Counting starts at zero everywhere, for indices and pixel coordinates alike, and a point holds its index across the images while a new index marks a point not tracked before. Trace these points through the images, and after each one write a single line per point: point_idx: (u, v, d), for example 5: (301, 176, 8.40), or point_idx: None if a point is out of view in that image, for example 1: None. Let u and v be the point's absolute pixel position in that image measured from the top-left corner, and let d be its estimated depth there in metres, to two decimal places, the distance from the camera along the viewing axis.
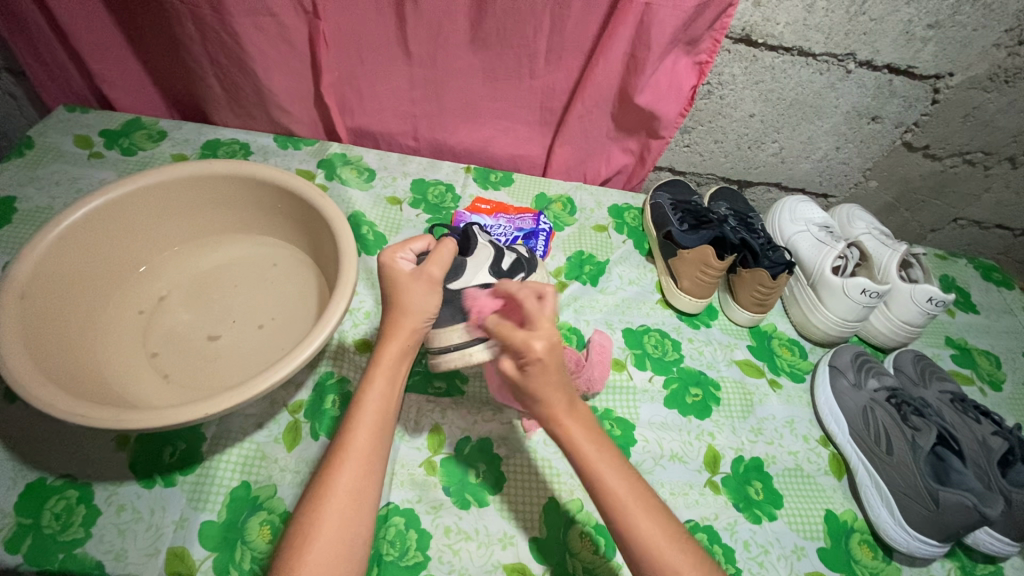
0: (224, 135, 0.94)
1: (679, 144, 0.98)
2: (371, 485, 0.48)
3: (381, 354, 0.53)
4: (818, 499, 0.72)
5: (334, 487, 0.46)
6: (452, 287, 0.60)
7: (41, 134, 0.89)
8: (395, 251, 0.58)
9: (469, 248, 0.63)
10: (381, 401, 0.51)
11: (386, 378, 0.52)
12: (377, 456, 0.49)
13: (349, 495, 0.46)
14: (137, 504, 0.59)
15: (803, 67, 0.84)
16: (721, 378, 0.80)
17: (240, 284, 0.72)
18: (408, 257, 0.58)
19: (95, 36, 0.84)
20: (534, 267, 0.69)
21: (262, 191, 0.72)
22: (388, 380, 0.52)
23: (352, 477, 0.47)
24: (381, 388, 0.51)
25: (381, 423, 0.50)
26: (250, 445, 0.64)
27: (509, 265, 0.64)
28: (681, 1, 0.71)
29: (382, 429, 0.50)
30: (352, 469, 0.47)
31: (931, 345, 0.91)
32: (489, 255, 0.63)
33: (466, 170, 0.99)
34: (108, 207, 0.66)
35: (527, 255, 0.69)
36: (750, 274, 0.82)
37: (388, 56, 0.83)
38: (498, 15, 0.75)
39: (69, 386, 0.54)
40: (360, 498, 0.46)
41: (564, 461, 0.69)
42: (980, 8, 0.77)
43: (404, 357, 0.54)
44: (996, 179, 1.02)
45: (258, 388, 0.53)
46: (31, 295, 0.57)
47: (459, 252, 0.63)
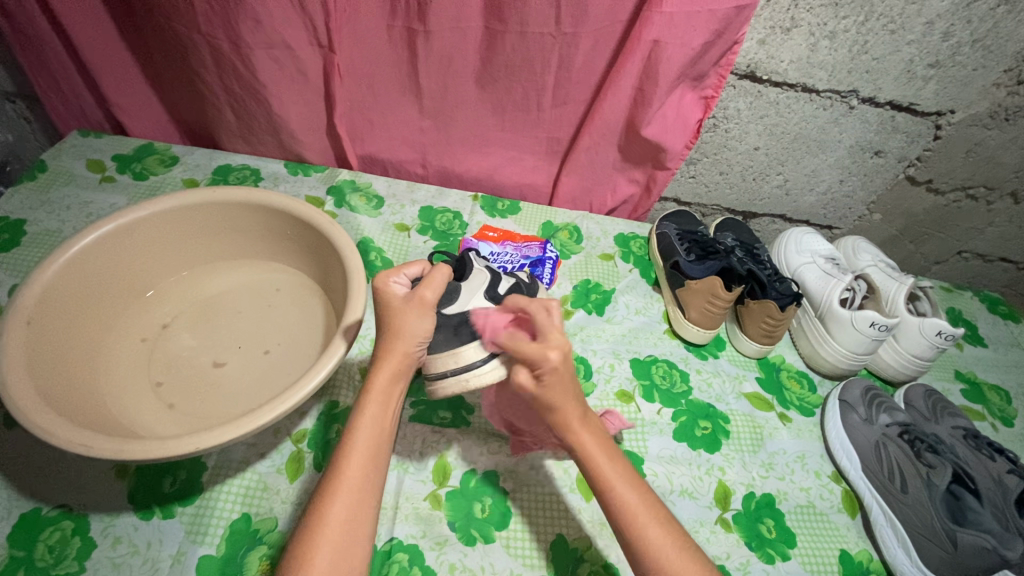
0: (235, 161, 0.95)
1: (685, 176, 1.00)
2: (364, 514, 0.47)
3: (371, 382, 0.52)
4: (831, 539, 0.70)
5: (325, 516, 0.46)
6: (446, 312, 0.57)
7: (53, 158, 0.90)
8: (389, 275, 0.55)
9: (463, 274, 0.61)
10: (375, 428, 0.50)
11: (380, 405, 0.51)
12: (370, 484, 0.48)
13: (342, 523, 0.46)
14: (134, 537, 0.57)
15: (807, 103, 0.86)
16: (730, 412, 0.79)
17: (246, 310, 0.71)
18: (402, 281, 0.56)
19: (112, 64, 0.85)
20: (535, 292, 0.67)
21: (272, 218, 0.73)
22: (380, 406, 0.51)
23: (343, 506, 0.46)
24: (374, 415, 0.50)
25: (375, 449, 0.50)
26: (251, 476, 0.63)
27: (506, 291, 0.61)
28: (687, 39, 0.72)
29: (376, 456, 0.49)
30: (345, 498, 0.46)
31: (941, 380, 0.91)
32: (483, 280, 0.60)
33: (474, 197, 0.99)
34: (118, 233, 0.66)
35: (527, 280, 0.68)
36: (759, 305, 0.81)
37: (400, 88, 0.84)
38: (509, 50, 0.77)
39: (71, 415, 0.54)
40: (352, 526, 0.46)
41: (572, 496, 0.68)
42: (980, 49, 0.79)
43: (397, 382, 0.52)
44: (999, 214, 1.03)
45: (264, 419, 0.52)
46: (36, 322, 0.57)
47: (454, 277, 0.62)
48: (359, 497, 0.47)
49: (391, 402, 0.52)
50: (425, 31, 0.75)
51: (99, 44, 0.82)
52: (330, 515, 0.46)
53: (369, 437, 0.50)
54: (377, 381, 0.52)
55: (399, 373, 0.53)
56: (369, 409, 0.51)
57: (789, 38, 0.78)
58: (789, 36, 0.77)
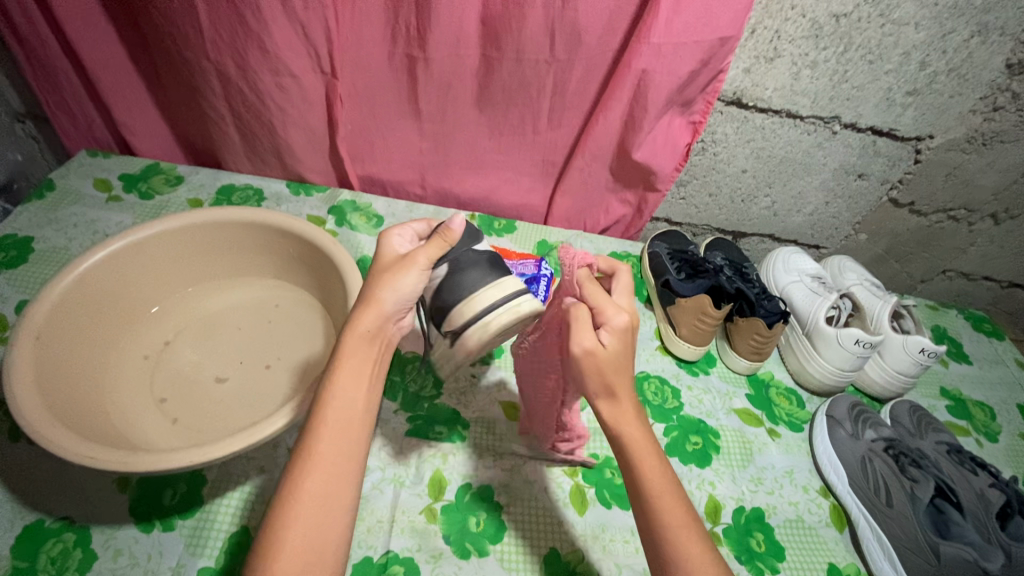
0: (239, 181, 0.98)
1: (675, 197, 1.03)
2: (341, 489, 0.46)
3: (342, 352, 0.50)
4: (819, 552, 0.71)
5: (299, 491, 0.45)
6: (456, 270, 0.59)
7: (62, 177, 0.92)
8: (392, 229, 0.57)
9: None
10: (349, 402, 0.49)
11: (354, 377, 0.50)
12: (346, 453, 0.47)
13: (316, 497, 0.45)
14: (134, 549, 0.58)
15: (792, 128, 0.90)
16: (720, 427, 0.81)
17: (248, 325, 0.73)
18: (403, 240, 0.57)
19: (122, 88, 0.88)
20: None
21: (274, 237, 0.75)
22: (354, 378, 0.50)
23: (318, 481, 0.45)
24: (348, 388, 0.49)
25: (350, 423, 0.48)
26: (250, 489, 0.64)
27: None
28: (675, 69, 0.76)
29: (351, 430, 0.48)
30: (319, 471, 0.46)
31: (927, 396, 0.93)
32: None
33: (471, 217, 1.02)
34: (125, 250, 0.68)
35: None
36: (747, 322, 0.84)
37: (400, 112, 0.88)
38: (505, 77, 0.80)
39: (78, 429, 0.55)
40: (329, 501, 0.45)
41: (566, 510, 0.69)
42: (955, 78, 0.82)
43: (372, 342, 0.51)
44: (980, 234, 1.06)
45: (265, 433, 0.54)
46: (45, 337, 0.59)
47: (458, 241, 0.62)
48: (336, 470, 0.46)
49: (366, 373, 0.50)
50: (424, 58, 0.79)
51: (110, 69, 0.86)
52: (306, 490, 0.45)
53: (345, 410, 0.48)
54: (351, 354, 0.50)
55: (377, 343, 0.52)
56: (342, 382, 0.49)
57: (773, 67, 0.81)
58: (773, 65, 0.81)
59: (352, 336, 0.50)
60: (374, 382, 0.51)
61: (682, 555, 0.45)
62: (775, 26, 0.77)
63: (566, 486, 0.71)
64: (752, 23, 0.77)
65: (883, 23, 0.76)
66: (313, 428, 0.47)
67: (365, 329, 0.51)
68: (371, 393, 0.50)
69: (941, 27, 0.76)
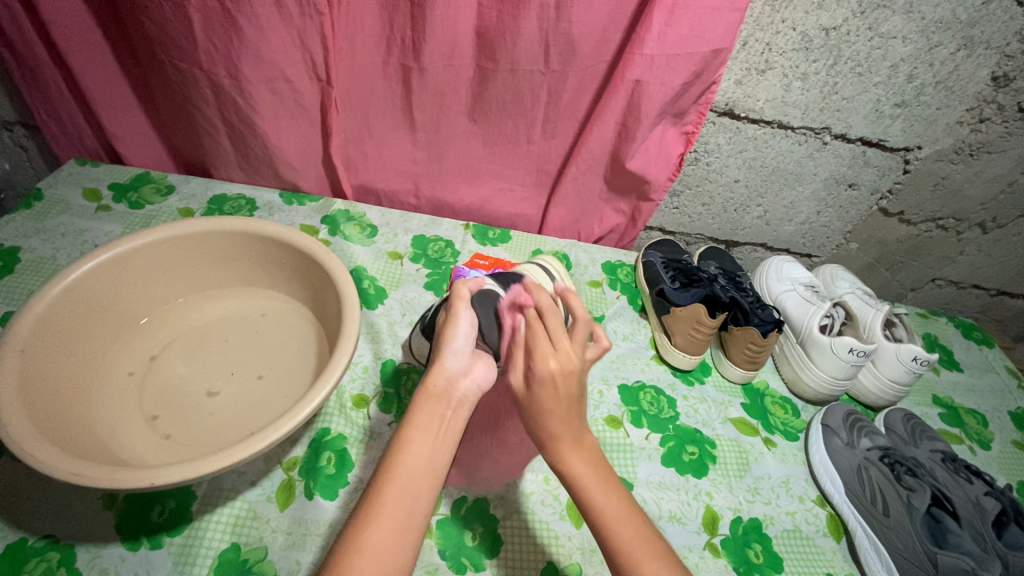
0: (231, 190, 0.97)
1: (669, 207, 1.03)
2: (400, 547, 0.42)
3: (413, 410, 0.48)
4: (818, 563, 0.71)
5: (360, 544, 0.41)
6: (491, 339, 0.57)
7: (50, 187, 0.91)
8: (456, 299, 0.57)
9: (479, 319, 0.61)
10: (421, 455, 0.46)
11: (426, 432, 0.47)
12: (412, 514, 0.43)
13: (379, 553, 0.41)
14: (121, 568, 0.57)
15: (783, 139, 0.91)
16: (717, 437, 0.81)
17: (239, 337, 0.72)
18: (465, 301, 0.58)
19: (113, 97, 0.87)
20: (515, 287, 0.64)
21: (266, 247, 0.74)
22: (425, 434, 0.47)
23: (383, 535, 0.42)
24: (421, 443, 0.46)
25: (420, 481, 0.45)
26: (241, 505, 0.63)
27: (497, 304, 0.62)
28: (669, 80, 0.76)
29: (420, 487, 0.45)
30: (385, 526, 0.42)
31: (919, 404, 0.93)
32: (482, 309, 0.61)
33: (465, 227, 1.02)
34: (114, 261, 0.67)
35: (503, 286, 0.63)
36: (741, 331, 0.84)
37: (394, 121, 0.88)
38: (500, 86, 0.81)
39: (64, 443, 0.54)
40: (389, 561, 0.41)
41: (563, 523, 0.68)
42: (942, 90, 0.84)
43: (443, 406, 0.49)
44: (968, 243, 1.07)
45: (257, 447, 0.53)
46: (31, 350, 0.57)
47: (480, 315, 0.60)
48: (400, 528, 0.42)
49: (436, 429, 0.47)
50: (419, 68, 0.79)
51: (101, 77, 0.85)
52: (367, 543, 0.41)
53: (417, 464, 0.45)
54: (421, 409, 0.49)
55: (447, 401, 0.50)
56: (413, 436, 0.47)
57: (764, 79, 0.82)
58: (764, 77, 0.82)
59: (425, 393, 0.49)
60: (448, 443, 0.48)
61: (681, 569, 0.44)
62: (766, 39, 0.78)
63: (563, 499, 0.70)
64: (744, 35, 0.78)
65: (872, 37, 0.77)
66: (381, 480, 0.44)
67: (435, 387, 0.50)
68: (442, 450, 0.47)
69: (928, 40, 0.77)
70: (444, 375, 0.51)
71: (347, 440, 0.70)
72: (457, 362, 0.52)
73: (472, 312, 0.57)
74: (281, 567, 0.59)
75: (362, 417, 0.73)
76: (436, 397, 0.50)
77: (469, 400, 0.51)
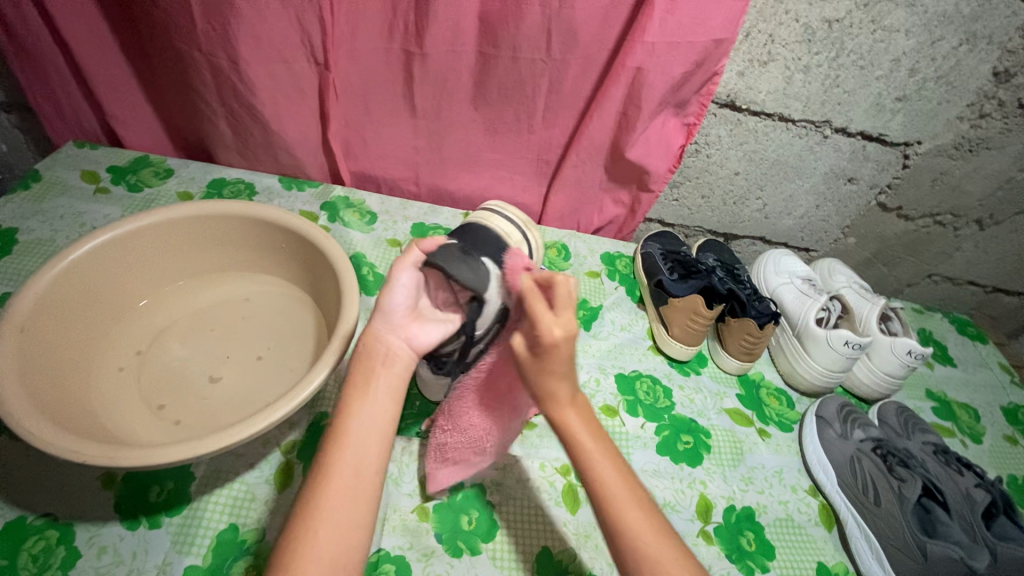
0: (230, 175, 0.96)
1: (668, 198, 1.03)
2: (356, 508, 0.45)
3: (353, 376, 0.51)
4: (808, 551, 0.72)
5: (317, 505, 0.44)
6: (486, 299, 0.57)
7: (48, 169, 0.91)
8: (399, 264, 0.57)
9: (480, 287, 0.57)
10: (367, 419, 0.49)
11: (367, 397, 0.50)
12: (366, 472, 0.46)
13: (338, 516, 0.44)
14: (119, 547, 0.57)
15: (784, 132, 0.91)
16: (711, 427, 0.82)
17: (240, 319, 0.73)
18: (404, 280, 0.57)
19: (112, 79, 0.87)
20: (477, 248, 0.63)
21: (266, 230, 0.74)
22: (368, 397, 0.50)
23: (339, 498, 0.45)
24: (363, 407, 0.49)
25: (368, 439, 0.48)
26: (239, 486, 0.63)
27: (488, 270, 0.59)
28: (670, 69, 0.76)
29: (368, 449, 0.48)
30: (339, 490, 0.45)
31: (913, 398, 0.94)
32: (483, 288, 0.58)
33: (465, 216, 1.02)
34: (114, 243, 0.67)
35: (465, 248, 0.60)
36: (738, 323, 0.84)
37: (395, 108, 0.87)
38: (501, 74, 0.80)
39: (63, 423, 0.54)
40: (350, 520, 0.44)
41: (558, 508, 0.69)
42: (943, 85, 0.84)
43: (381, 373, 0.52)
44: (965, 239, 1.08)
45: (257, 426, 0.53)
46: (30, 329, 0.57)
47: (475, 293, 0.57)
48: (354, 488, 0.45)
49: (377, 392, 0.51)
50: (421, 54, 0.78)
51: (102, 60, 0.84)
52: (326, 506, 0.44)
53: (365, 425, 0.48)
54: (361, 374, 0.52)
55: (380, 358, 0.53)
56: (356, 402, 0.50)
57: (767, 71, 0.82)
58: (766, 69, 0.82)
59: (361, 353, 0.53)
60: (390, 403, 0.51)
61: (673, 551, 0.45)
62: (769, 30, 0.78)
63: (559, 486, 0.71)
64: (747, 26, 0.77)
65: (875, 30, 0.77)
66: (330, 446, 0.47)
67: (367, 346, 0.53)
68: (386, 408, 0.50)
69: (931, 34, 0.77)
70: (376, 335, 0.54)
71: None
72: (387, 322, 0.55)
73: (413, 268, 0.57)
74: (278, 547, 0.59)
75: None
76: (374, 359, 0.53)
77: (405, 357, 0.54)
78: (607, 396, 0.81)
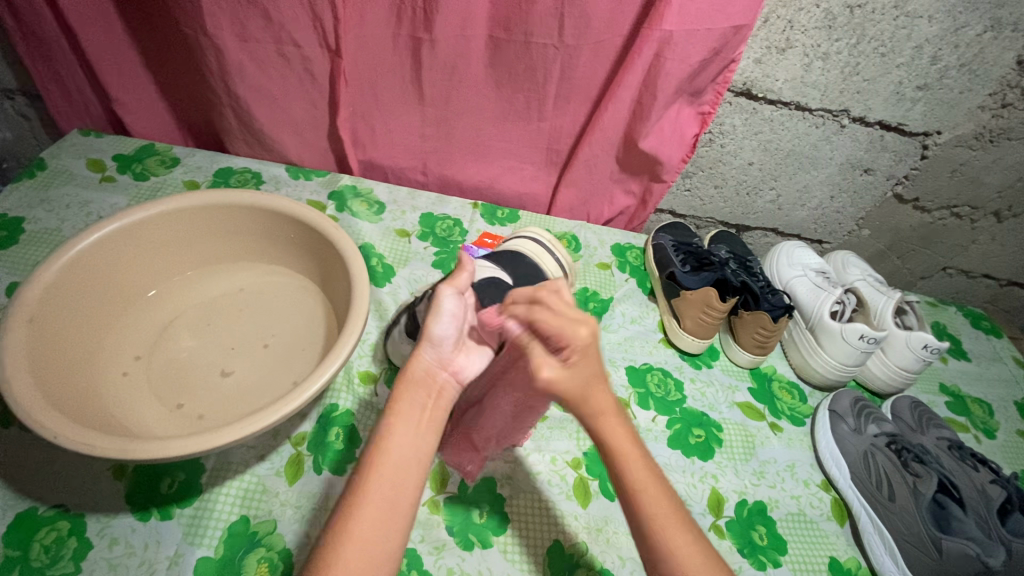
0: (237, 164, 0.95)
1: (680, 189, 1.02)
2: (389, 530, 0.44)
3: (398, 397, 0.51)
4: (821, 547, 0.71)
5: (347, 532, 0.43)
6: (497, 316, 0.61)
7: (53, 157, 0.90)
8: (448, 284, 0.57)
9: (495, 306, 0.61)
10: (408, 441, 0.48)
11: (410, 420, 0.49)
12: (396, 504, 0.45)
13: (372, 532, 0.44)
14: (131, 538, 0.57)
15: (800, 121, 0.89)
16: (723, 420, 0.81)
17: (248, 310, 0.72)
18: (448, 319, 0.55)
19: (117, 65, 0.85)
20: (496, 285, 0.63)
21: (273, 220, 0.73)
22: (409, 423, 0.49)
23: (370, 527, 0.44)
24: (403, 433, 0.48)
25: (404, 468, 0.47)
26: (250, 478, 0.63)
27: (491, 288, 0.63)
28: (687, 56, 0.74)
29: (406, 472, 0.47)
30: (372, 512, 0.44)
31: (927, 393, 0.93)
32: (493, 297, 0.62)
33: (473, 205, 1.00)
34: (120, 234, 0.66)
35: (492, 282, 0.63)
36: (752, 316, 0.83)
37: (403, 96, 0.86)
38: (512, 61, 0.79)
39: (76, 415, 0.54)
40: (377, 546, 0.43)
41: (569, 502, 0.68)
42: (966, 73, 0.82)
43: (419, 403, 0.51)
44: (982, 232, 1.06)
45: (267, 420, 0.52)
46: (39, 321, 0.57)
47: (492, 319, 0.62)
48: (385, 513, 0.44)
49: (420, 419, 0.50)
50: (431, 40, 0.77)
51: (107, 46, 0.83)
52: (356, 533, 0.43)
53: (402, 452, 0.47)
54: (405, 398, 0.51)
55: (429, 389, 0.52)
56: (393, 429, 0.48)
57: (785, 58, 0.80)
58: (785, 56, 0.80)
59: (406, 383, 0.52)
60: (432, 432, 0.50)
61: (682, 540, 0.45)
62: (788, 15, 0.75)
63: (570, 480, 0.70)
64: (765, 11, 0.75)
65: (897, 16, 0.75)
66: (363, 470, 0.46)
67: (415, 375, 0.52)
68: (423, 440, 0.49)
69: (955, 20, 0.75)
70: (423, 365, 0.53)
71: (355, 416, 0.70)
72: (436, 353, 0.54)
73: (458, 296, 0.56)
74: (290, 540, 0.59)
75: (368, 393, 0.73)
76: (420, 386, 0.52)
77: (448, 391, 0.53)
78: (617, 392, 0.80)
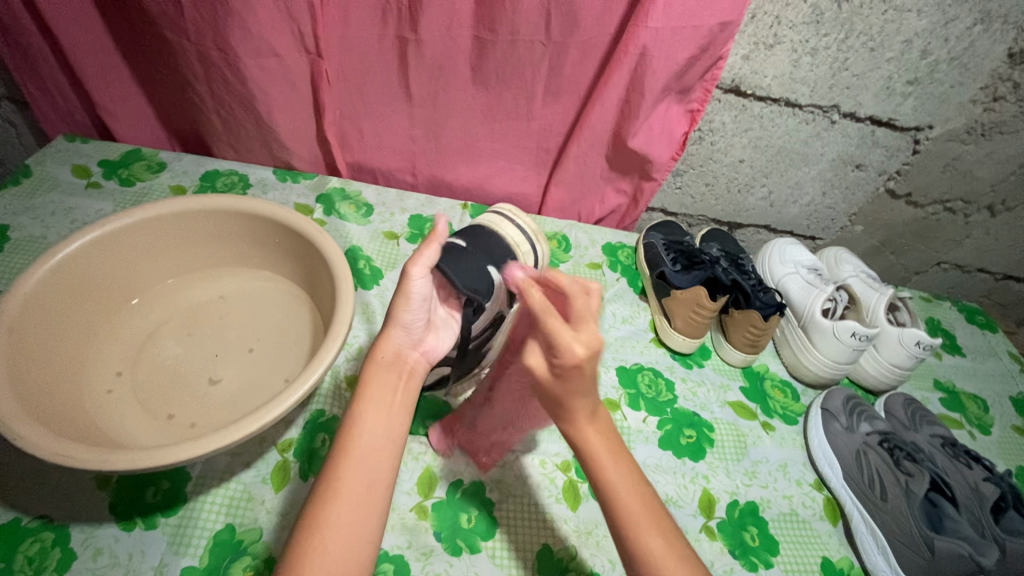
0: (224, 168, 0.95)
1: (671, 187, 1.01)
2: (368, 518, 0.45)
3: (369, 376, 0.51)
4: (813, 547, 0.71)
5: (325, 518, 0.44)
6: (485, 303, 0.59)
7: (38, 163, 0.89)
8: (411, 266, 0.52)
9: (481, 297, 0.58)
10: (381, 429, 0.49)
11: (382, 406, 0.50)
12: (374, 488, 0.46)
13: (347, 529, 0.43)
14: (115, 548, 0.57)
15: (791, 117, 0.88)
16: (715, 420, 0.80)
17: (232, 316, 0.71)
18: (416, 310, 0.54)
19: (101, 71, 0.85)
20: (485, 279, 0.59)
21: (256, 224, 0.72)
22: (379, 406, 0.50)
23: (350, 513, 0.44)
24: (375, 416, 0.49)
25: (380, 452, 0.48)
26: (235, 486, 0.63)
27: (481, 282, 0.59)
28: (674, 54, 0.74)
29: (383, 459, 0.47)
30: (348, 501, 0.45)
31: (920, 389, 0.93)
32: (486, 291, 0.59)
33: (463, 206, 1.00)
34: (102, 241, 0.65)
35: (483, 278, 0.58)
36: (742, 315, 0.83)
37: (390, 97, 0.85)
38: (499, 61, 0.78)
39: (57, 427, 0.53)
40: (355, 532, 0.44)
41: (558, 506, 0.68)
42: (957, 67, 0.81)
43: (392, 386, 0.52)
44: (976, 227, 1.05)
45: (249, 428, 0.52)
46: (19, 331, 0.56)
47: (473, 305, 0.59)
48: (365, 500, 0.45)
49: (392, 401, 0.50)
50: (416, 39, 0.76)
51: (90, 52, 0.82)
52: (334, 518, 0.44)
53: (375, 437, 0.48)
54: (375, 378, 0.51)
55: (398, 370, 0.53)
56: (368, 415, 0.49)
57: (773, 54, 0.79)
58: (772, 52, 0.79)
59: (375, 364, 0.52)
60: (403, 411, 0.51)
61: (665, 542, 0.45)
62: (776, 11, 0.75)
63: (560, 483, 0.70)
64: (752, 8, 0.75)
65: (886, 10, 0.74)
66: (337, 456, 0.47)
67: (383, 357, 0.53)
68: (395, 424, 0.50)
69: (944, 13, 0.74)
70: (393, 346, 0.54)
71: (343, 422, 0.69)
72: (406, 336, 0.54)
73: (427, 277, 0.53)
74: (276, 547, 0.59)
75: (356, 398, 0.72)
76: (388, 365, 0.53)
77: (419, 371, 0.55)
78: (607, 391, 0.80)
